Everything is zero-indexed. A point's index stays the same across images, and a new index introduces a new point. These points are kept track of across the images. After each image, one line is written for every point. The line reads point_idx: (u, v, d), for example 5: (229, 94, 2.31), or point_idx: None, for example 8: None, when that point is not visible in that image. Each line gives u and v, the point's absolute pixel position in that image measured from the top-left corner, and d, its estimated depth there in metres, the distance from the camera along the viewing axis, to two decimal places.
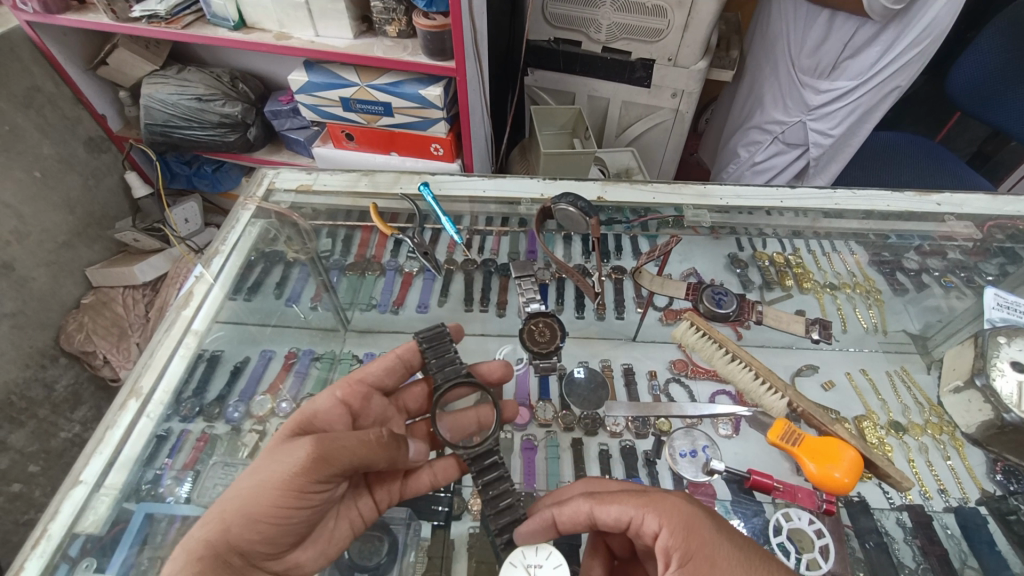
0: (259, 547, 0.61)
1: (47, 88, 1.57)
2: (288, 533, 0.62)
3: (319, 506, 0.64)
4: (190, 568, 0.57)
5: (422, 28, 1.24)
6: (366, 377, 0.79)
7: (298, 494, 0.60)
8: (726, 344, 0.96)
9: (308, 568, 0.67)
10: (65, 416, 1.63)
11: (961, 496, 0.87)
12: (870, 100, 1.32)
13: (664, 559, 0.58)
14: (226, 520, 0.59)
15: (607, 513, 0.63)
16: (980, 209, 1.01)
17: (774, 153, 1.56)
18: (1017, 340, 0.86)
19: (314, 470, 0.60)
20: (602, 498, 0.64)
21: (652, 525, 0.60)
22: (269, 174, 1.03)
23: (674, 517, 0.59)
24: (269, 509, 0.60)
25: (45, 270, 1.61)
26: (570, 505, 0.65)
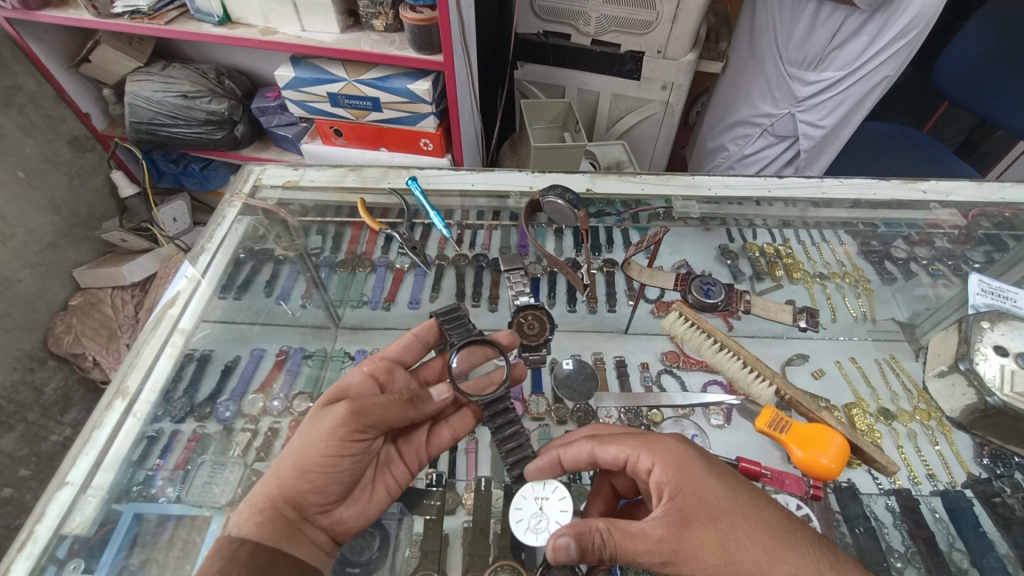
0: (311, 499, 0.66)
1: (28, 86, 1.54)
2: (333, 485, 0.67)
3: (360, 461, 0.69)
4: (253, 518, 0.62)
5: (409, 22, 1.23)
6: (387, 354, 0.81)
7: (341, 444, 0.66)
8: (715, 333, 0.96)
9: (353, 524, 0.71)
10: (55, 419, 1.61)
11: (948, 480, 0.89)
12: (858, 89, 1.33)
13: (657, 492, 0.62)
14: (282, 474, 0.65)
15: (606, 452, 0.67)
16: (967, 197, 1.01)
17: (764, 146, 1.57)
18: (1000, 325, 0.88)
19: (354, 422, 0.66)
20: (603, 438, 0.69)
21: (647, 463, 0.64)
22: (255, 171, 1.02)
23: (667, 456, 0.63)
24: (317, 461, 0.65)
25: (31, 272, 1.59)
26: (574, 445, 0.70)
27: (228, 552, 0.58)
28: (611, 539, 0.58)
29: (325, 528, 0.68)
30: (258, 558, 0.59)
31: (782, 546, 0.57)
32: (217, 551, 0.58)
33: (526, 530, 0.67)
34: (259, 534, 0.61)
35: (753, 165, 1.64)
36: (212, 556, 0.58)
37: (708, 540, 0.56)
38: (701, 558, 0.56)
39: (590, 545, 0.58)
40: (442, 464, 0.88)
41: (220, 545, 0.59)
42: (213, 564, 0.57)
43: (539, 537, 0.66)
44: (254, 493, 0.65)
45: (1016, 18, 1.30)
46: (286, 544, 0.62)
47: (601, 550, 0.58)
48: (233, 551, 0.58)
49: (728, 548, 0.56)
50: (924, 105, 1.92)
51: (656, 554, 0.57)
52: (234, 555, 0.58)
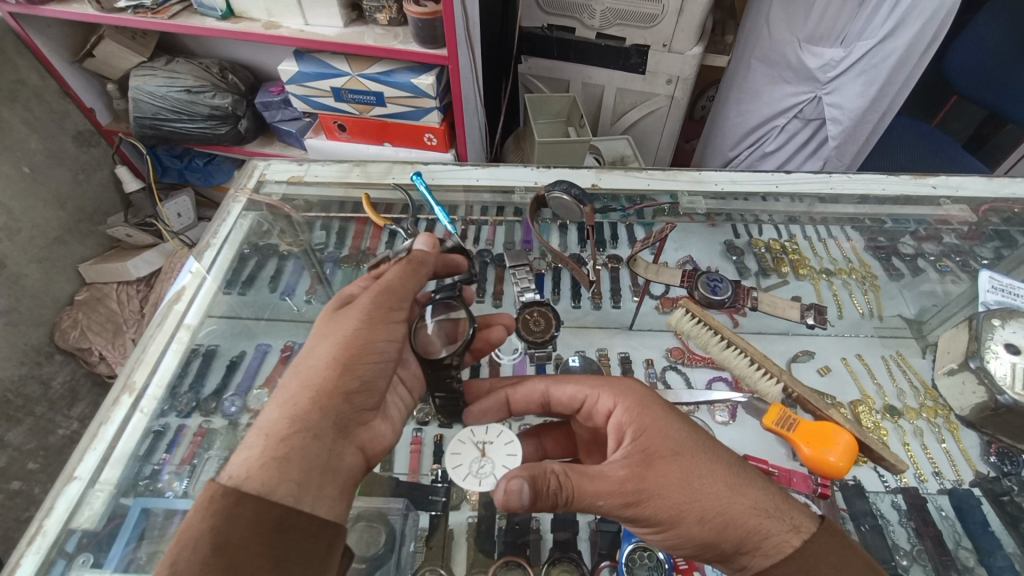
0: (339, 415, 0.58)
1: (32, 81, 1.54)
2: (360, 395, 0.61)
3: (388, 361, 0.64)
4: (280, 445, 0.54)
5: (413, 15, 1.22)
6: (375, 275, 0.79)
7: (379, 326, 0.64)
8: (723, 331, 0.95)
9: (389, 441, 0.67)
10: (63, 413, 1.62)
11: (955, 478, 0.88)
12: (889, 62, 1.28)
13: (618, 433, 0.64)
14: (291, 396, 0.58)
15: (562, 391, 0.73)
16: (976, 192, 1.00)
17: (792, 132, 1.54)
18: (1011, 323, 0.87)
19: (387, 300, 0.67)
20: (559, 381, 0.75)
21: (608, 404, 0.68)
22: (260, 166, 1.02)
23: (627, 396, 0.67)
24: (353, 350, 0.61)
25: (38, 267, 1.60)
26: (527, 385, 0.77)
27: (231, 503, 0.48)
28: (568, 482, 0.57)
29: (360, 446, 0.61)
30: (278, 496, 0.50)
31: (739, 481, 0.59)
32: (208, 507, 0.48)
33: (468, 475, 0.71)
34: (271, 471, 0.52)
35: (776, 159, 1.63)
36: (211, 514, 0.48)
37: (672, 475, 0.58)
38: (665, 494, 0.57)
39: (544, 488, 0.57)
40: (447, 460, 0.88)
41: (216, 494, 0.49)
42: (214, 525, 0.48)
43: (481, 482, 0.70)
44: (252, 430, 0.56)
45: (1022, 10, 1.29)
46: (316, 472, 0.54)
47: (556, 495, 0.57)
48: (237, 505, 0.48)
49: (694, 485, 0.57)
50: (933, 99, 1.91)
51: (619, 494, 0.57)
52: (245, 503, 0.49)
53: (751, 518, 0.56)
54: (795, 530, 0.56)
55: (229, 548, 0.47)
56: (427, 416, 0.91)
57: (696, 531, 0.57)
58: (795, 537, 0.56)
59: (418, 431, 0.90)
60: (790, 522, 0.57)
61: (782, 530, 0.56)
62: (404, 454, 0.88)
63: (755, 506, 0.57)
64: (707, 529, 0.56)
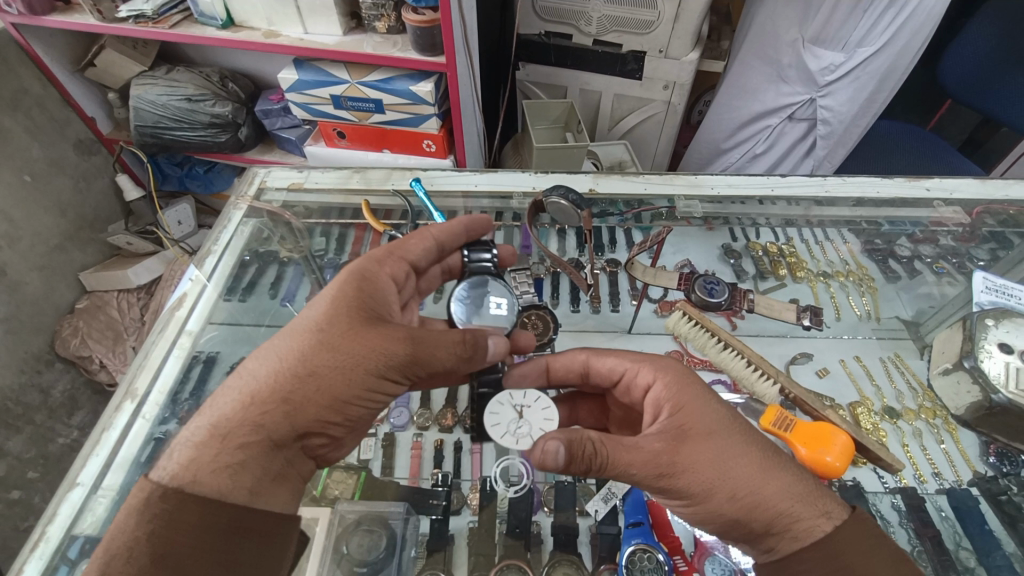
0: (302, 438, 0.60)
1: (34, 90, 1.55)
2: (335, 430, 0.62)
3: (377, 406, 0.64)
4: (235, 457, 0.56)
5: (412, 24, 1.23)
6: (407, 254, 0.76)
7: (384, 382, 0.61)
8: (719, 332, 0.96)
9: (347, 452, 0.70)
10: (62, 421, 1.62)
11: (954, 479, 0.88)
12: (881, 68, 1.32)
13: (656, 408, 0.65)
14: (262, 405, 0.57)
15: (603, 362, 0.75)
16: (971, 194, 1.01)
17: (783, 131, 1.55)
18: (1005, 323, 0.88)
19: (413, 365, 0.62)
20: (602, 354, 0.76)
21: (647, 378, 0.68)
22: (261, 173, 1.03)
23: (668, 374, 0.67)
24: (345, 399, 0.60)
25: (38, 275, 1.60)
26: (569, 354, 0.77)
27: (170, 508, 0.52)
28: (602, 448, 0.57)
29: (315, 459, 0.65)
30: (224, 505, 0.54)
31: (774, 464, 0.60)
32: (150, 508, 0.52)
33: (505, 435, 0.69)
34: (220, 479, 0.55)
35: (766, 160, 1.64)
36: (148, 517, 0.51)
37: (706, 452, 0.58)
38: (697, 470, 0.58)
39: (580, 453, 0.57)
40: (447, 464, 0.89)
41: (155, 497, 0.52)
42: (153, 530, 0.51)
43: (518, 442, 0.68)
44: (212, 418, 0.57)
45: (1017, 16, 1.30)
46: (268, 484, 0.58)
47: (591, 461, 0.57)
48: (176, 510, 0.52)
49: (726, 463, 0.58)
50: (928, 102, 1.93)
51: (650, 465, 0.58)
52: (186, 509, 0.52)
53: (780, 500, 0.57)
54: (825, 515, 0.58)
55: (165, 554, 0.51)
56: (427, 421, 0.93)
57: (726, 509, 0.58)
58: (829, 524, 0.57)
59: (419, 436, 0.91)
60: (821, 508, 0.58)
61: (813, 515, 0.57)
62: (405, 458, 0.90)
63: (786, 489, 0.58)
64: (737, 507, 0.57)
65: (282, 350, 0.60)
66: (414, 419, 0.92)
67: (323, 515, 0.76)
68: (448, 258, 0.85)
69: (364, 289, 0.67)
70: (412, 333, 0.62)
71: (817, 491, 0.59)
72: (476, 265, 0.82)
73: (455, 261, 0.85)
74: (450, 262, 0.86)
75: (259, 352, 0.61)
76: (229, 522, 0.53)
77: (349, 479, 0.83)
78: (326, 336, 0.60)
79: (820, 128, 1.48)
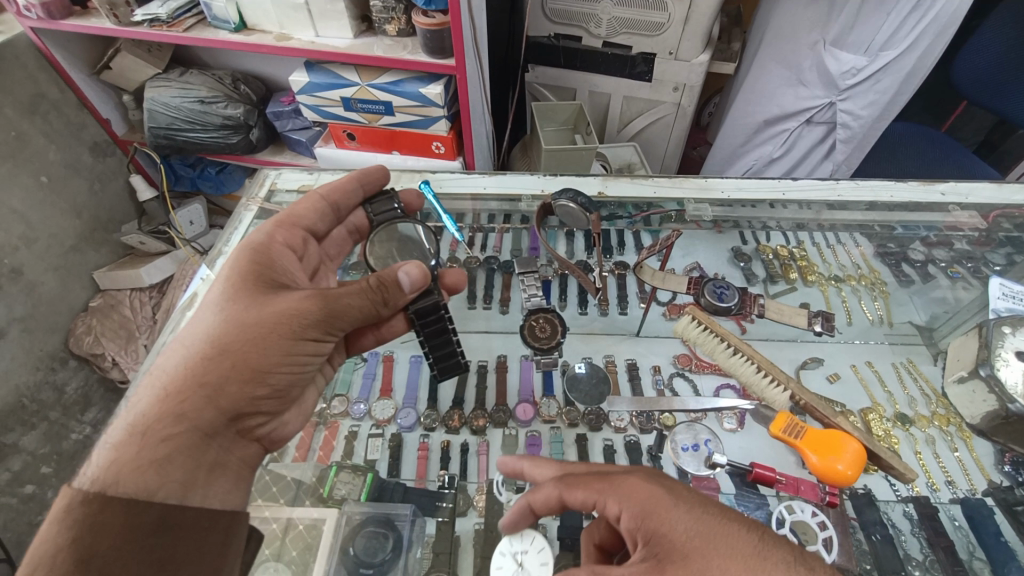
0: (231, 416, 0.63)
1: (52, 93, 1.58)
2: (264, 399, 0.67)
3: (300, 369, 0.69)
4: (160, 450, 0.58)
5: (421, 26, 1.24)
6: (299, 220, 0.83)
7: (299, 342, 0.67)
8: (728, 337, 0.95)
9: (291, 427, 0.75)
10: (75, 418, 1.65)
11: (969, 487, 0.87)
12: (904, 70, 1.30)
13: (631, 540, 0.55)
14: (179, 393, 0.60)
15: (575, 497, 0.60)
16: (985, 198, 1.00)
17: (802, 135, 1.54)
18: (1021, 330, 0.85)
19: (326, 322, 0.68)
20: (570, 483, 0.61)
21: (615, 510, 0.57)
22: (271, 175, 1.04)
23: (631, 497, 0.56)
24: (266, 365, 0.64)
25: (54, 274, 1.63)
26: (541, 490, 0.63)
27: (92, 512, 0.52)
28: None
29: (254, 437, 0.69)
30: (153, 502, 0.55)
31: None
32: (67, 517, 0.51)
33: None
34: (147, 477, 0.56)
35: (784, 163, 1.64)
36: (69, 524, 0.51)
37: None
38: None
39: None
40: (454, 466, 0.89)
41: (76, 503, 0.52)
42: (74, 538, 0.50)
43: None
44: (128, 421, 0.59)
45: None
46: (203, 469, 0.61)
47: None
48: (99, 514, 0.52)
49: None
50: (942, 104, 1.90)
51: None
52: (109, 510, 0.52)
53: None
54: None
55: (90, 552, 0.50)
56: (434, 422, 0.94)
57: None
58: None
59: (425, 438, 0.93)
60: None
61: None
62: (412, 460, 0.90)
63: None
64: None
65: (189, 340, 0.64)
66: (421, 419, 0.94)
67: (329, 516, 0.77)
68: (351, 218, 0.91)
69: (260, 263, 0.72)
70: (314, 293, 0.67)
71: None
72: (382, 215, 0.88)
73: (359, 220, 0.92)
74: (355, 222, 0.92)
75: (170, 347, 0.65)
76: (160, 516, 0.54)
77: (356, 479, 0.83)
78: (233, 312, 0.65)
79: (839, 131, 1.46)
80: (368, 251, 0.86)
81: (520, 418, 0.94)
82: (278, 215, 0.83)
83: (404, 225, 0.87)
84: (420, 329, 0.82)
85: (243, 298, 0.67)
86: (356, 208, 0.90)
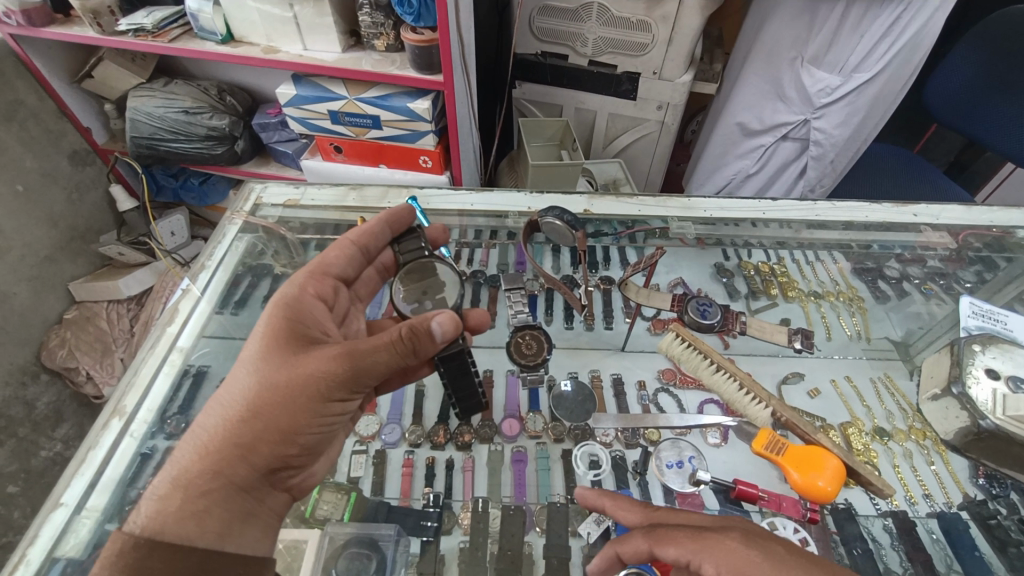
0: (266, 470, 0.62)
1: (30, 101, 1.55)
2: (296, 454, 0.64)
3: (332, 422, 0.67)
4: (198, 502, 0.58)
5: (410, 42, 1.25)
6: (329, 268, 0.81)
7: (328, 400, 0.64)
8: (712, 355, 0.97)
9: (319, 475, 0.73)
10: (46, 434, 1.59)
11: (945, 501, 0.89)
12: (874, 93, 1.36)
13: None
14: (219, 449, 0.60)
15: (667, 553, 0.60)
16: (955, 218, 1.03)
17: (779, 151, 1.58)
18: (991, 348, 0.89)
19: (352, 380, 0.64)
20: (660, 538, 0.61)
21: (710, 572, 0.56)
22: (256, 189, 1.03)
23: (727, 560, 0.56)
24: (294, 423, 0.62)
25: (27, 286, 1.58)
26: (630, 542, 0.64)
27: (140, 556, 0.53)
28: None
29: (285, 487, 0.67)
30: (193, 548, 0.55)
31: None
32: (113, 563, 0.52)
33: None
34: (186, 525, 0.56)
35: (760, 179, 1.67)
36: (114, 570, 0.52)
37: None
38: None
39: None
40: (439, 483, 0.88)
41: (125, 548, 0.53)
42: None
43: None
44: (172, 471, 0.60)
45: (995, 44, 1.35)
46: (237, 520, 0.60)
47: None
48: (147, 558, 0.52)
49: None
50: (914, 127, 1.98)
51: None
52: (154, 555, 0.53)
53: None
54: None
55: None
56: (419, 438, 0.92)
57: None
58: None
59: (410, 454, 0.91)
60: None
61: None
62: (396, 477, 0.89)
63: None
64: None
65: (228, 397, 0.63)
66: (407, 436, 0.92)
67: (312, 536, 0.76)
68: (379, 258, 0.92)
69: (292, 317, 0.70)
70: (342, 351, 0.64)
71: None
72: (408, 254, 0.86)
73: (389, 258, 0.93)
74: (382, 258, 0.92)
75: (210, 402, 0.64)
76: (197, 566, 0.55)
77: (339, 498, 0.83)
78: (266, 371, 0.64)
79: (812, 148, 1.50)
80: (398, 289, 0.83)
81: (505, 434, 0.94)
82: (309, 263, 0.81)
83: (430, 263, 0.85)
84: (443, 370, 0.79)
85: (276, 354, 0.66)
86: (384, 247, 0.87)
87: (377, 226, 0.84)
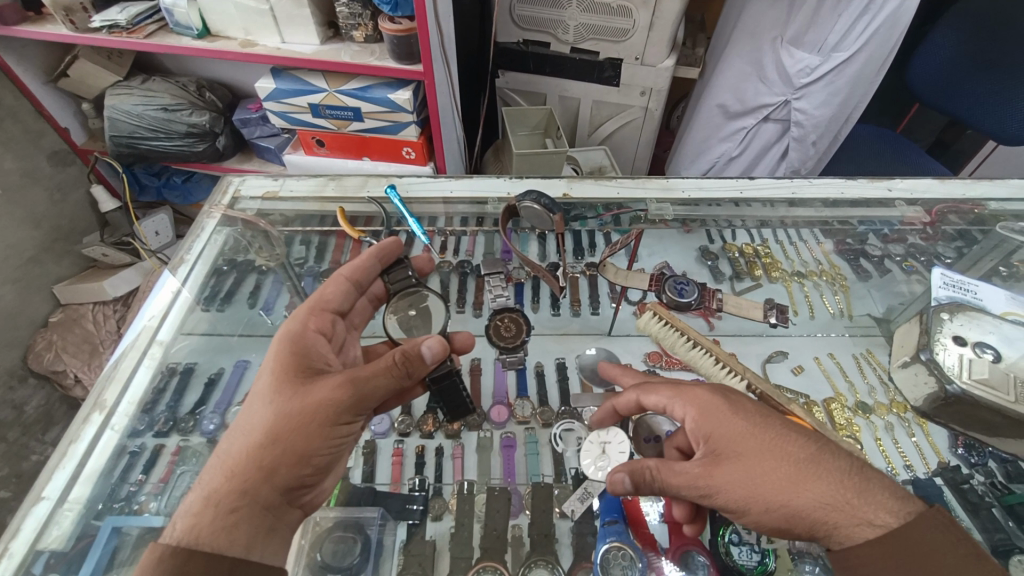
0: (287, 491, 0.62)
1: (6, 101, 1.53)
2: (311, 475, 0.64)
3: (343, 443, 0.67)
4: (225, 520, 0.58)
5: (388, 32, 1.25)
6: (327, 303, 0.79)
7: (337, 424, 0.64)
8: (689, 332, 0.96)
9: (328, 492, 0.73)
10: (37, 438, 1.59)
11: (924, 469, 0.91)
12: (853, 73, 1.36)
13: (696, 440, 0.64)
14: (240, 471, 0.60)
15: (650, 398, 0.70)
16: (931, 194, 1.04)
17: (763, 134, 1.59)
18: (959, 315, 0.90)
19: (358, 404, 0.65)
20: (646, 387, 0.72)
21: (681, 411, 0.65)
22: (235, 181, 1.02)
23: (697, 403, 0.64)
24: (308, 446, 0.62)
25: (11, 289, 1.57)
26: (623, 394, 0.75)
27: (179, 563, 0.53)
28: (659, 473, 0.63)
29: (300, 505, 0.67)
30: (224, 557, 0.55)
31: (812, 471, 0.56)
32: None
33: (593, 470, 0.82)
34: (219, 539, 0.57)
35: (742, 162, 1.69)
36: None
37: (740, 474, 0.57)
38: (733, 492, 0.57)
39: (643, 480, 0.64)
40: (428, 471, 0.89)
41: (164, 555, 0.53)
42: None
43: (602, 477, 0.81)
44: (200, 490, 0.60)
45: (976, 23, 1.36)
46: (261, 537, 0.60)
47: (652, 485, 0.63)
48: (186, 563, 0.53)
49: (757, 480, 0.56)
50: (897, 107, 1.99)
51: (692, 488, 0.60)
52: (194, 561, 0.54)
53: (816, 513, 0.54)
54: (864, 524, 0.53)
55: None
56: (408, 427, 0.93)
57: (765, 519, 0.57)
58: (889, 516, 0.53)
59: (399, 443, 0.92)
60: (861, 514, 0.53)
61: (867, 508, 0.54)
62: (386, 465, 0.90)
63: (823, 499, 0.54)
64: (776, 518, 0.56)
65: (245, 424, 0.63)
66: (395, 425, 0.93)
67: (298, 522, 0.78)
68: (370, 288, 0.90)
69: (299, 348, 0.70)
70: (346, 377, 0.65)
71: (865, 479, 0.56)
72: (398, 283, 0.86)
73: (380, 288, 0.91)
74: (373, 291, 0.90)
75: (230, 428, 0.64)
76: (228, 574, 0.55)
77: None
78: (279, 397, 0.63)
79: (793, 129, 1.51)
80: (389, 319, 0.87)
81: (493, 420, 0.95)
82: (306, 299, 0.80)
83: (421, 293, 0.88)
84: (434, 391, 0.80)
85: (286, 381, 0.66)
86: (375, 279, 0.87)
87: (370, 262, 0.84)
